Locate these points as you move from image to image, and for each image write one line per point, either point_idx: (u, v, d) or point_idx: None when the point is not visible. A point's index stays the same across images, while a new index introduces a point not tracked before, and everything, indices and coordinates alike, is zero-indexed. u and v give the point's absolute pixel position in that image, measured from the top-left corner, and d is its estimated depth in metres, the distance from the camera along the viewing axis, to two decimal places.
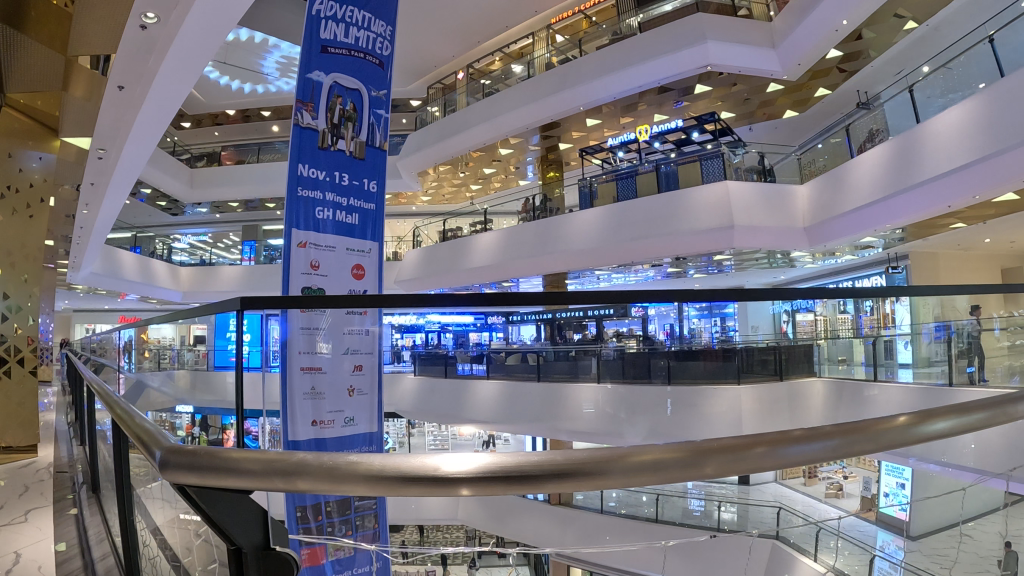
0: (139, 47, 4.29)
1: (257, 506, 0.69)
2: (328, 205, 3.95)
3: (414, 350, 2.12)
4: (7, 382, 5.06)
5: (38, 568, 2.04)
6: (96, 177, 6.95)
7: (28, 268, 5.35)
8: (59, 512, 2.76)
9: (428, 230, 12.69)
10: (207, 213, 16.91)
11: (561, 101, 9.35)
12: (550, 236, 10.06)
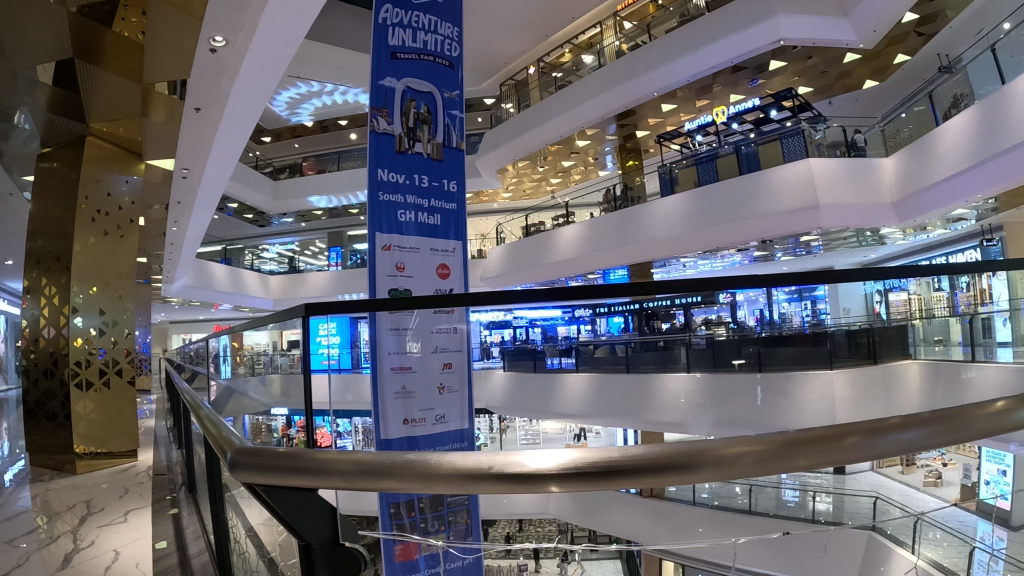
0: (211, 69, 4.27)
1: (327, 506, 0.72)
2: (410, 207, 4.01)
3: (503, 347, 2.05)
4: (107, 392, 5.35)
5: (137, 565, 2.18)
6: (182, 196, 7.23)
7: (121, 285, 5.64)
8: (159, 513, 2.85)
9: (510, 226, 12.95)
10: (294, 222, 17.52)
11: (630, 90, 9.23)
12: (631, 227, 9.95)
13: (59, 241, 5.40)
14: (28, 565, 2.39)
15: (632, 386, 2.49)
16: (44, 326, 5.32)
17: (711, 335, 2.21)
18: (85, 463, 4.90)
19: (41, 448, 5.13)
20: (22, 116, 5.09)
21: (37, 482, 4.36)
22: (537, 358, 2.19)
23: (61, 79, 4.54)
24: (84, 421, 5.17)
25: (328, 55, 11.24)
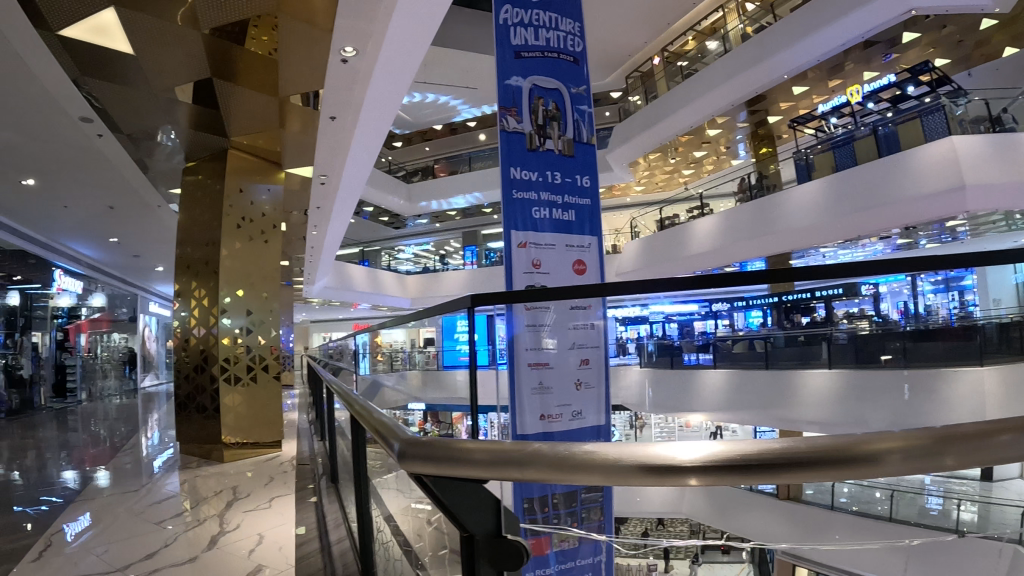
0: (341, 79, 4.33)
1: (490, 496, 0.72)
2: (544, 204, 4.02)
3: (640, 342, 2.16)
4: (254, 386, 5.74)
5: (281, 547, 2.67)
6: (322, 202, 7.49)
7: (267, 286, 5.96)
8: (301, 500, 3.42)
9: (646, 221, 13.01)
10: (429, 223, 18.13)
11: (751, 77, 9.00)
12: (768, 216, 9.65)
13: (207, 248, 5.79)
14: (178, 547, 2.84)
15: (773, 382, 2.43)
16: (194, 326, 5.71)
17: (855, 330, 2.25)
18: (232, 453, 5.49)
19: (193, 438, 5.61)
20: (164, 134, 5.37)
21: (189, 468, 4.76)
22: (676, 356, 2.19)
23: (200, 97, 4.76)
24: (232, 413, 5.59)
25: (452, 61, 11.57)
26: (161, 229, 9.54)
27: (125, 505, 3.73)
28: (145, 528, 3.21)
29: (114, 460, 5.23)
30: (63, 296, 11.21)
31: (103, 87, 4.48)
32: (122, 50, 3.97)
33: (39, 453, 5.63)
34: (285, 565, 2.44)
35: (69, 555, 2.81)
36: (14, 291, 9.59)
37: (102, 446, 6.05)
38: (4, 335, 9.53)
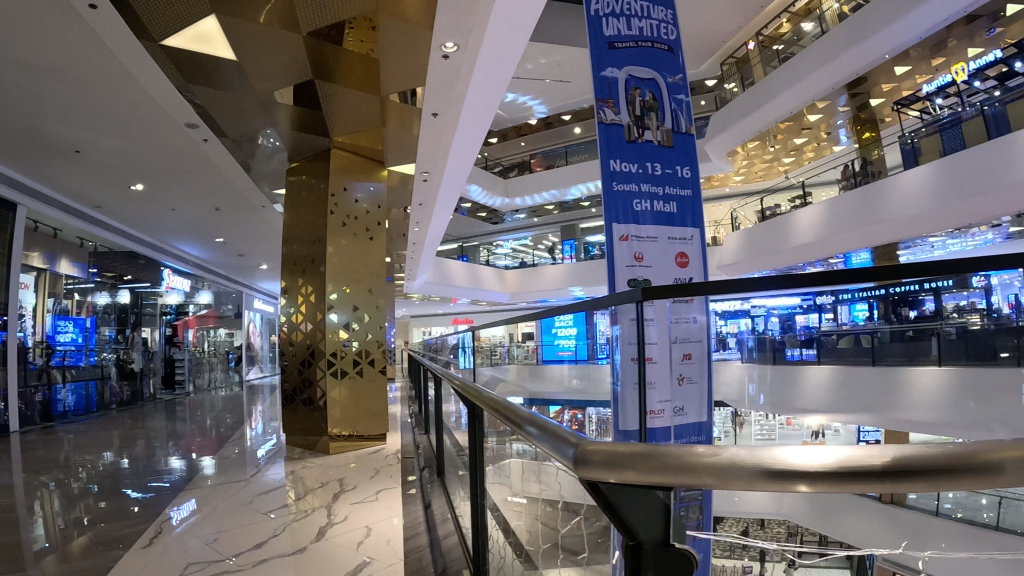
0: (443, 75, 4.08)
1: (667, 499, 0.57)
2: (646, 197, 3.37)
3: (741, 338, 2.04)
4: (359, 380, 5.86)
5: (388, 540, 2.95)
6: (423, 199, 7.22)
7: (370, 282, 6.04)
8: (399, 494, 3.73)
9: (744, 211, 12.71)
10: (529, 218, 18.23)
11: (842, 63, 8.62)
12: (872, 205, 8.80)
13: (313, 246, 5.86)
14: (284, 538, 3.08)
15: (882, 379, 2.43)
16: (300, 322, 5.85)
17: (965, 325, 2.10)
18: (338, 445, 5.63)
19: (298, 430, 5.78)
20: (265, 137, 5.40)
21: (291, 459, 4.89)
22: (776, 351, 2.12)
23: (300, 99, 4.76)
24: (338, 407, 5.73)
25: (540, 57, 11.58)
26: (265, 230, 9.60)
27: (233, 493, 3.91)
28: (252, 516, 3.44)
29: (220, 450, 5.43)
30: (171, 294, 11.70)
31: (209, 94, 4.47)
32: (225, 56, 3.96)
33: (149, 441, 5.91)
34: (393, 559, 2.69)
35: (181, 542, 3.05)
36: (125, 290, 10.01)
37: (208, 436, 6.24)
38: (117, 331, 9.89)
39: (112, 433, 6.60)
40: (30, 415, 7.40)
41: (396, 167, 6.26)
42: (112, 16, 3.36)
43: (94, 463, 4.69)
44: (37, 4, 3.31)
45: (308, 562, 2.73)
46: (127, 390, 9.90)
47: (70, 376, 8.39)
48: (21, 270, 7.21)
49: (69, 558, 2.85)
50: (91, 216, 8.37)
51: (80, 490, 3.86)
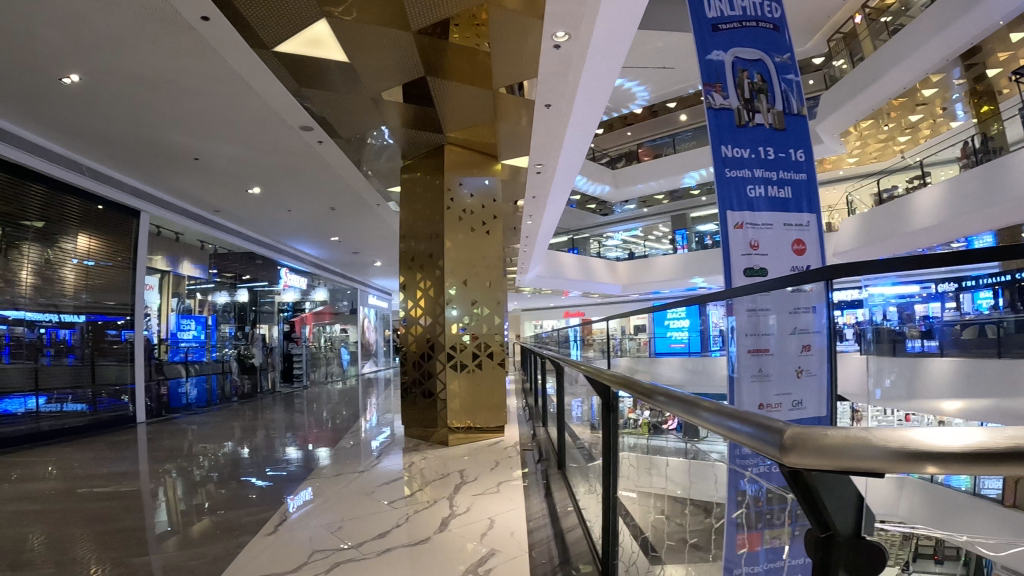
0: (553, 66, 3.61)
1: (856, 489, 0.59)
2: (762, 182, 3.18)
3: (859, 330, 1.95)
4: (479, 373, 5.76)
5: (510, 534, 3.22)
6: (538, 192, 6.95)
7: (490, 274, 5.87)
8: (515, 487, 3.89)
9: (862, 195, 12.29)
10: (637, 208, 18.03)
11: (949, 37, 8.08)
12: (995, 183, 7.94)
13: (430, 241, 5.79)
14: (405, 528, 3.33)
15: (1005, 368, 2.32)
16: (419, 316, 5.83)
17: None
18: (457, 437, 5.47)
19: (415, 421, 5.72)
20: (377, 134, 5.14)
21: (407, 451, 4.97)
22: (897, 343, 2.02)
23: (409, 97, 4.42)
24: (457, 399, 5.64)
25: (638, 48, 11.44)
26: (380, 228, 9.67)
27: (353, 483, 4.08)
28: (372, 507, 3.68)
29: (335, 441, 5.57)
30: (287, 292, 12.09)
31: (321, 97, 4.30)
32: (336, 59, 3.81)
33: (269, 432, 6.15)
34: (517, 552, 2.96)
35: (302, 530, 3.29)
36: (244, 289, 10.36)
37: (325, 428, 6.44)
38: (237, 328, 10.25)
39: (233, 424, 6.88)
40: (157, 407, 7.78)
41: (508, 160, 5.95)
42: (225, 30, 3.35)
43: (215, 452, 4.92)
44: (146, 22, 3.41)
45: (425, 555, 2.97)
46: (248, 383, 10.34)
47: (193, 371, 8.76)
48: (146, 271, 7.62)
49: (188, 542, 3.02)
50: (212, 222, 8.86)
51: (202, 477, 4.05)
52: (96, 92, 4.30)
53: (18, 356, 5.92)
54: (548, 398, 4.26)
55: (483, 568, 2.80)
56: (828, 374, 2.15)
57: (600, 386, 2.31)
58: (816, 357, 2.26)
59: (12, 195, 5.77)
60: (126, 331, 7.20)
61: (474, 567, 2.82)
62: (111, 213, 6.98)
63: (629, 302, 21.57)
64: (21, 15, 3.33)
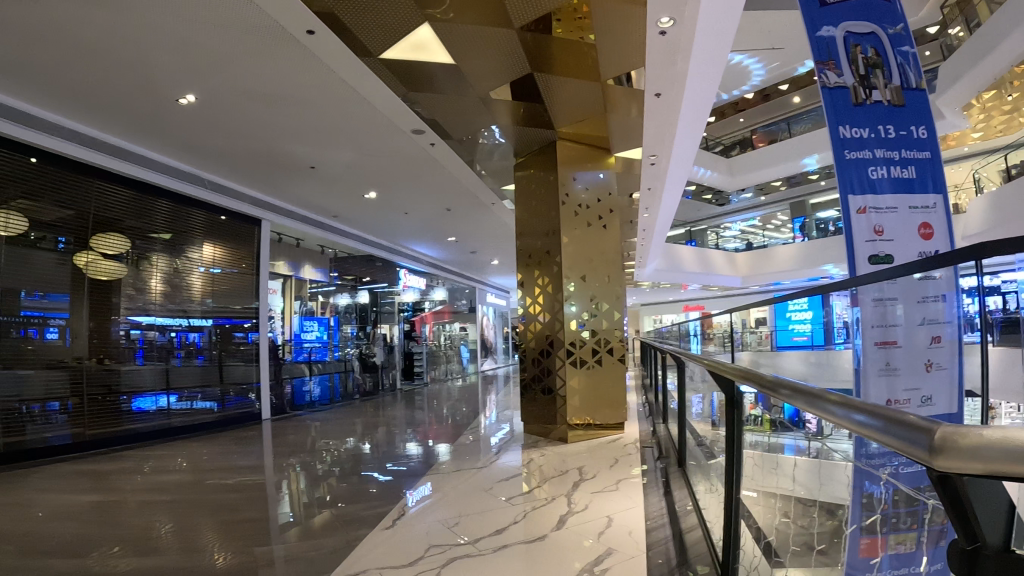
0: (661, 52, 3.42)
1: (1010, 499, 0.43)
2: (887, 164, 2.88)
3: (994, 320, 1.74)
4: (598, 370, 5.71)
5: (629, 531, 3.00)
6: (653, 183, 6.69)
7: (609, 269, 5.80)
8: (642, 486, 3.67)
9: (987, 171, 11.17)
10: (754, 197, 17.36)
11: None
12: None
13: (547, 238, 5.79)
14: (521, 525, 3.20)
15: None
16: (537, 313, 5.86)
17: None
18: (576, 435, 5.52)
19: (535, 419, 5.81)
20: (488, 134, 5.20)
21: (525, 448, 4.97)
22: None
23: (518, 94, 4.40)
24: (577, 396, 5.62)
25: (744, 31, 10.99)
26: (497, 227, 9.77)
27: (479, 480, 4.03)
28: (489, 502, 3.59)
29: (455, 437, 5.68)
30: (408, 292, 12.46)
31: (430, 99, 4.37)
32: (441, 61, 3.81)
33: (389, 428, 6.36)
34: (635, 551, 2.80)
35: (420, 524, 3.27)
36: (365, 291, 10.84)
37: (446, 425, 6.61)
38: (358, 328, 10.70)
39: (355, 421, 7.16)
40: (281, 404, 8.22)
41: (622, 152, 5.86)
42: (329, 42, 3.47)
43: (337, 447, 5.14)
44: (258, 39, 3.61)
45: (541, 552, 2.87)
46: (370, 381, 10.67)
47: (317, 370, 9.23)
48: (269, 275, 8.07)
49: (308, 534, 3.15)
50: (331, 227, 9.27)
51: (323, 472, 4.24)
52: (211, 112, 4.67)
53: (150, 358, 6.42)
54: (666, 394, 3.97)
55: (597, 567, 2.68)
56: (960, 370, 2.05)
57: (722, 378, 2.15)
58: (948, 348, 2.18)
59: (141, 211, 6.32)
60: (254, 333, 7.66)
61: (589, 566, 2.70)
62: (233, 223, 7.46)
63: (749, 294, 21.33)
64: (147, 40, 3.61)
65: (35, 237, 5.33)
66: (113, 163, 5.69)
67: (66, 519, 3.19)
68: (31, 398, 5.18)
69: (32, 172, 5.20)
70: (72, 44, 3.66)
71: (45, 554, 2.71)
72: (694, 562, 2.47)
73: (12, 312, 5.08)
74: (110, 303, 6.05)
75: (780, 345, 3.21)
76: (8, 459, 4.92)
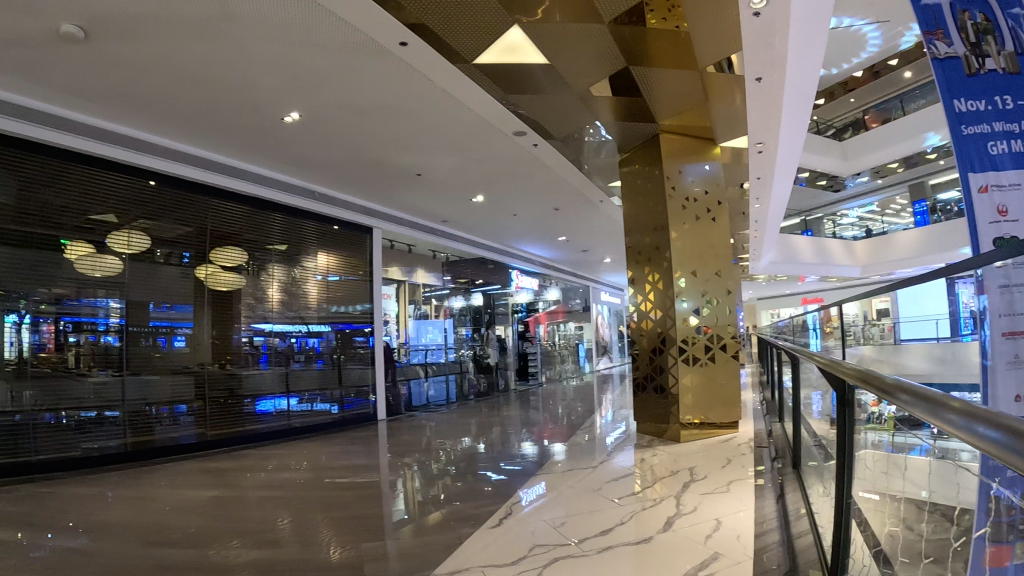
0: (756, 34, 3.25)
1: None
2: (1010, 138, 2.55)
3: None
4: (712, 367, 5.60)
5: (738, 536, 2.87)
6: (763, 173, 6.33)
7: (718, 263, 5.69)
8: (756, 488, 3.55)
9: None
10: (869, 181, 16.50)
11: None
12: None
13: (655, 233, 5.70)
14: (630, 526, 3.13)
15: None
16: (650, 310, 5.76)
17: None
18: (689, 434, 5.44)
19: (649, 417, 5.76)
20: (592, 131, 5.22)
21: (639, 448, 4.91)
22: None
23: (617, 89, 4.38)
24: (690, 393, 5.51)
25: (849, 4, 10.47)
26: (607, 224, 9.72)
27: (588, 480, 4.02)
28: (602, 503, 3.54)
29: (569, 437, 5.70)
30: (522, 293, 12.59)
31: (530, 100, 4.44)
32: (536, 61, 3.86)
33: (504, 428, 6.44)
34: (743, 557, 2.62)
35: (529, 525, 3.23)
36: (478, 293, 11.01)
37: (560, 424, 6.63)
38: (472, 330, 10.94)
39: (470, 421, 7.32)
40: (397, 405, 8.51)
41: (728, 142, 5.70)
42: (423, 51, 3.66)
43: (453, 447, 5.27)
44: (356, 55, 3.78)
45: (651, 555, 2.74)
46: (483, 381, 10.90)
47: (432, 371, 9.55)
48: (382, 281, 8.38)
49: (421, 531, 3.21)
50: (441, 232, 9.53)
51: (438, 471, 4.35)
52: (311, 127, 4.97)
53: (273, 362, 6.84)
54: (783, 392, 3.78)
55: (704, 570, 2.53)
56: None
57: (835, 379, 2.06)
58: None
59: (256, 224, 6.71)
60: (372, 337, 8.04)
61: (695, 569, 2.56)
62: (345, 232, 7.79)
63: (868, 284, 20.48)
64: (255, 63, 3.86)
65: (159, 254, 5.84)
66: (226, 182, 6.13)
67: (190, 512, 3.45)
68: (159, 401, 5.68)
69: (152, 194, 5.71)
70: (188, 71, 3.98)
71: (170, 544, 2.94)
72: (807, 568, 2.26)
73: (142, 322, 5.65)
74: (231, 312, 6.46)
75: (907, 336, 2.95)
76: (138, 457, 5.44)
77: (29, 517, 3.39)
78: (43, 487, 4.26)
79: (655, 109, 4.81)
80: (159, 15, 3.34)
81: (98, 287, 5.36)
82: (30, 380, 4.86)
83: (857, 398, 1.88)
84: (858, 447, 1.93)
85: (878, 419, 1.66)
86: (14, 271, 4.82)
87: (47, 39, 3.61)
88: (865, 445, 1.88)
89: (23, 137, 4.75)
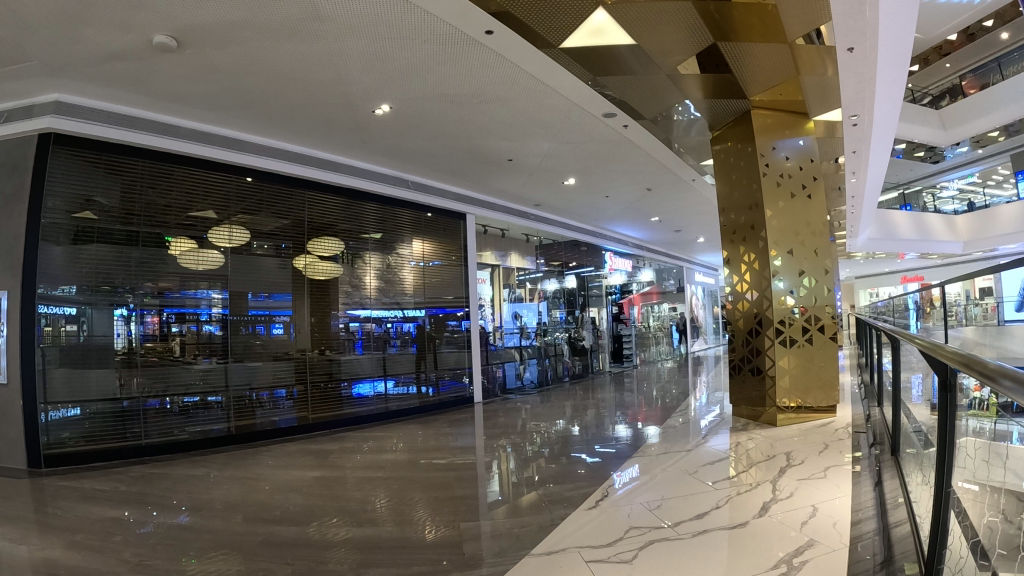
0: (847, 3, 3.15)
1: None
2: None
3: None
4: (810, 348, 5.41)
5: (834, 524, 2.78)
6: (858, 145, 6.08)
7: (816, 241, 5.47)
8: (852, 474, 3.44)
9: None
10: (972, 150, 15.37)
11: None
12: None
13: (751, 211, 5.54)
14: (725, 511, 3.07)
15: None
16: (746, 290, 5.63)
17: None
18: (786, 418, 5.32)
19: (745, 400, 5.67)
20: (681, 110, 5.12)
21: (735, 431, 4.81)
22: None
23: (706, 67, 4.28)
24: (787, 375, 5.36)
25: None
26: (700, 204, 9.52)
27: (677, 463, 3.98)
28: (696, 487, 3.49)
29: (665, 419, 5.65)
30: (616, 275, 12.49)
31: (618, 81, 4.40)
32: (622, 44, 3.84)
33: (599, 410, 6.43)
34: (838, 545, 2.54)
35: (624, 506, 3.24)
36: (572, 275, 10.97)
37: (655, 406, 6.55)
38: (567, 313, 10.89)
39: (565, 403, 7.39)
40: (492, 387, 8.65)
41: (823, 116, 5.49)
42: (508, 39, 3.71)
43: (548, 429, 5.30)
44: (442, 47, 3.84)
45: (747, 541, 2.67)
46: (578, 363, 10.91)
47: (527, 354, 9.65)
48: (477, 266, 8.50)
49: (516, 512, 3.26)
50: (533, 216, 9.59)
51: (533, 453, 4.41)
52: (401, 119, 5.10)
53: (369, 347, 7.08)
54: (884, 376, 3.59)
55: (798, 558, 2.45)
56: None
57: (937, 364, 1.93)
58: None
59: (351, 215, 6.92)
60: (465, 320, 8.18)
61: (790, 556, 2.48)
62: (438, 219, 7.92)
63: (977, 258, 19.38)
64: (345, 60, 3.99)
65: (256, 245, 6.11)
66: (321, 175, 6.37)
67: (293, 491, 3.65)
68: (260, 385, 6.00)
69: (250, 190, 6.01)
70: (283, 72, 4.15)
71: (274, 522, 3.11)
72: (904, 562, 2.12)
73: (242, 311, 5.94)
74: (330, 299, 6.73)
75: (1011, 316, 2.84)
76: (242, 438, 5.77)
77: (144, 496, 3.66)
78: (158, 468, 4.57)
79: (749, 83, 4.66)
80: (251, 19, 3.49)
81: (201, 279, 5.69)
82: (139, 369, 5.27)
83: (961, 382, 1.75)
84: (960, 434, 1.74)
85: (982, 405, 1.55)
86: (123, 266, 5.27)
87: (147, 50, 3.84)
88: (966, 433, 1.72)
89: (130, 144, 5.14)
